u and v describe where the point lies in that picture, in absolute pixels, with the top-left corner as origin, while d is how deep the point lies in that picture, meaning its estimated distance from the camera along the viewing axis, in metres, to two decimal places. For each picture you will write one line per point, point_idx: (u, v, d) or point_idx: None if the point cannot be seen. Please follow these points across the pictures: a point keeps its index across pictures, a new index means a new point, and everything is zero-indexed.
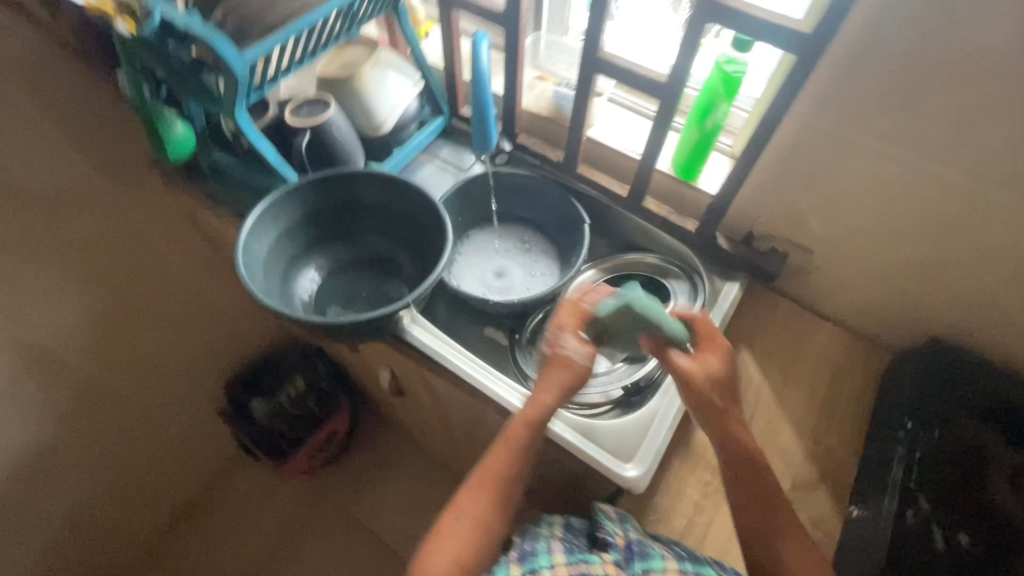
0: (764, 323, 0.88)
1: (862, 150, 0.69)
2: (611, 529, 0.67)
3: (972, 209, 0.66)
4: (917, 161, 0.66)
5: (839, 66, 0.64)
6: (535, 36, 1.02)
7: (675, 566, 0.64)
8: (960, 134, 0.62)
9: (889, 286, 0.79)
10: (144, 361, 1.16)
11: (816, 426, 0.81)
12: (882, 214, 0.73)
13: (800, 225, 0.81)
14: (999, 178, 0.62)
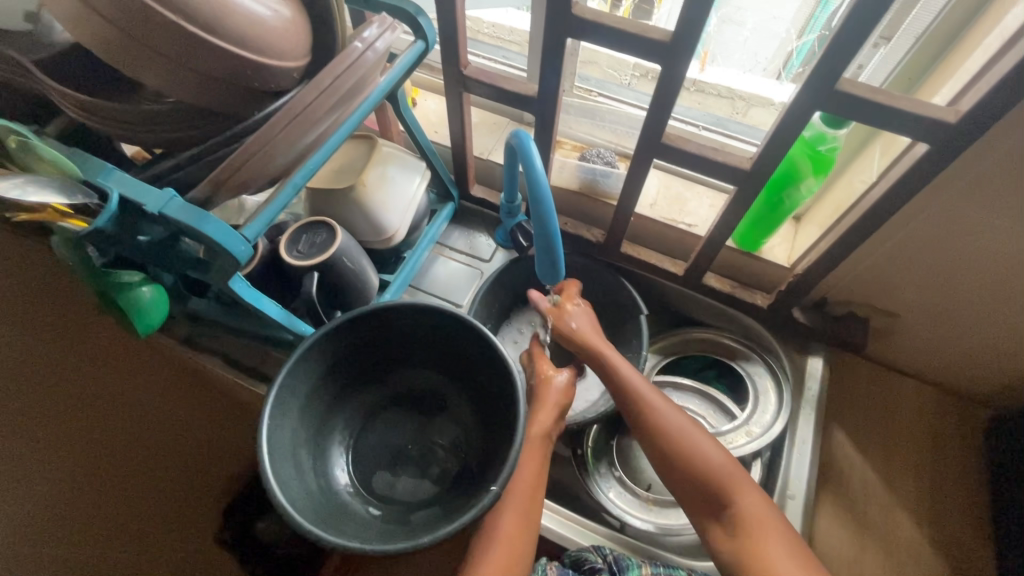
0: (850, 391, 0.81)
1: (983, 230, 0.59)
2: (592, 557, 0.65)
3: None
4: None
5: (968, 152, 0.54)
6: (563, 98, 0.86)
7: (652, 570, 0.63)
8: None
9: (988, 352, 0.72)
10: (118, 469, 0.83)
11: (933, 509, 0.74)
12: (992, 292, 0.65)
13: (890, 294, 0.73)
14: None
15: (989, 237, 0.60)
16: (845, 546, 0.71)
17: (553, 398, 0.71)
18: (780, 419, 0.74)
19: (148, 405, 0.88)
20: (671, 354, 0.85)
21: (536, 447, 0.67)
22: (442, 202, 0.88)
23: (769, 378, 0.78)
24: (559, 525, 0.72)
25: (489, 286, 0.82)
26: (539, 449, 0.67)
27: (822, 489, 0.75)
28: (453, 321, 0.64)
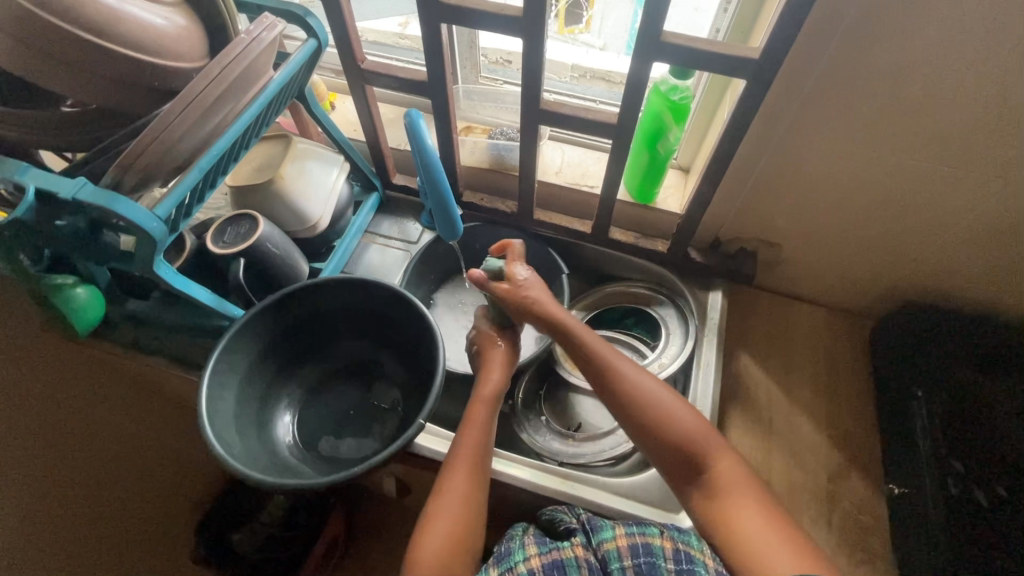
0: (751, 318, 0.91)
1: (818, 152, 0.69)
2: (565, 518, 0.63)
3: (920, 188, 0.68)
4: (864, 157, 0.68)
5: (789, 81, 0.63)
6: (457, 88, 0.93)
7: (625, 531, 0.57)
8: (896, 132, 0.64)
9: (856, 263, 0.82)
10: (79, 468, 0.79)
11: (830, 412, 0.82)
12: (839, 207, 0.75)
13: (767, 224, 0.83)
14: (934, 162, 0.65)
15: (825, 158, 0.70)
16: (754, 451, 0.79)
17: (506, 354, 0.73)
18: (687, 347, 0.83)
19: (104, 419, 0.83)
20: (591, 308, 0.93)
21: (484, 410, 0.68)
22: (367, 193, 0.95)
23: (678, 316, 0.87)
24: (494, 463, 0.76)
25: (416, 262, 0.89)
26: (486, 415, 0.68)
27: (731, 408, 0.83)
28: (384, 292, 0.72)
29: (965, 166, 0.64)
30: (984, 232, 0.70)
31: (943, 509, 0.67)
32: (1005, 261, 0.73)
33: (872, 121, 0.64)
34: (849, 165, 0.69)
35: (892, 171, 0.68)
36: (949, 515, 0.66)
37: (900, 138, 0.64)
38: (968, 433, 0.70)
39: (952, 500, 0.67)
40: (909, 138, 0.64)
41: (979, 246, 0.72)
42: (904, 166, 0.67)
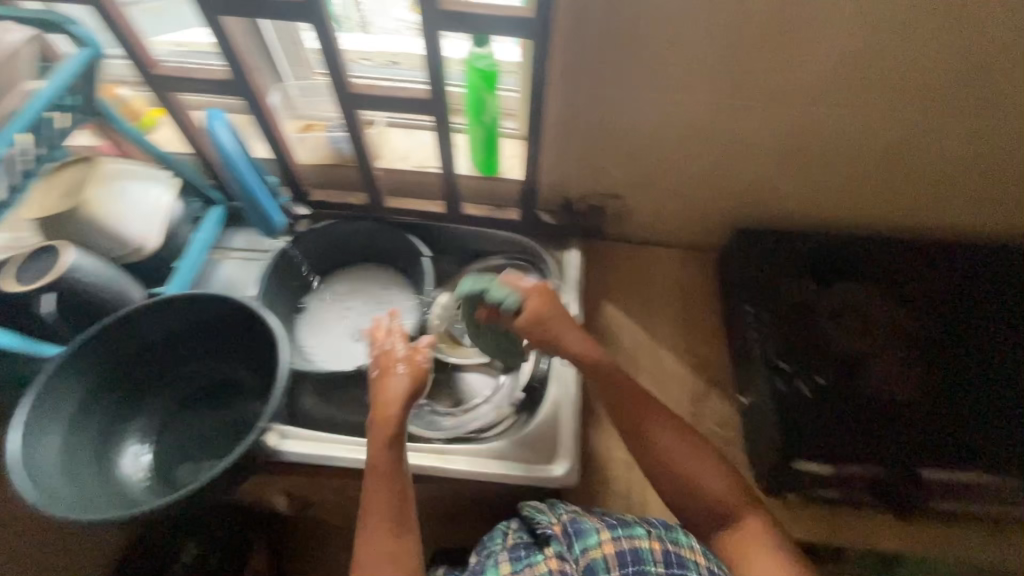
0: (611, 269, 0.95)
1: (620, 98, 0.74)
2: (542, 518, 0.56)
3: (714, 114, 0.76)
4: (661, 95, 0.74)
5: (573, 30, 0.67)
6: (282, 88, 0.90)
7: (611, 536, 0.52)
8: (677, 66, 0.70)
9: (687, 200, 0.89)
10: None
11: (690, 342, 0.88)
12: (657, 147, 0.81)
13: (604, 177, 0.87)
14: (716, 88, 0.72)
15: (629, 100, 0.75)
16: None
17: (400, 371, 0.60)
18: None
19: None
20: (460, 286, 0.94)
21: (382, 445, 0.57)
22: (208, 207, 0.89)
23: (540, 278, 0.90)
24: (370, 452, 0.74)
25: (269, 270, 0.86)
26: (390, 450, 0.57)
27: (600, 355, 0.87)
28: (224, 301, 0.70)
29: (740, 87, 0.72)
30: (774, 148, 0.79)
31: (778, 402, 0.71)
32: (799, 171, 0.82)
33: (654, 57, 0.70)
34: (651, 103, 0.75)
35: (687, 103, 0.75)
36: (783, 406, 0.71)
37: (682, 71, 0.71)
38: (798, 335, 0.78)
39: (791, 393, 0.72)
40: (688, 69, 0.70)
41: (774, 164, 0.81)
42: (693, 95, 0.74)
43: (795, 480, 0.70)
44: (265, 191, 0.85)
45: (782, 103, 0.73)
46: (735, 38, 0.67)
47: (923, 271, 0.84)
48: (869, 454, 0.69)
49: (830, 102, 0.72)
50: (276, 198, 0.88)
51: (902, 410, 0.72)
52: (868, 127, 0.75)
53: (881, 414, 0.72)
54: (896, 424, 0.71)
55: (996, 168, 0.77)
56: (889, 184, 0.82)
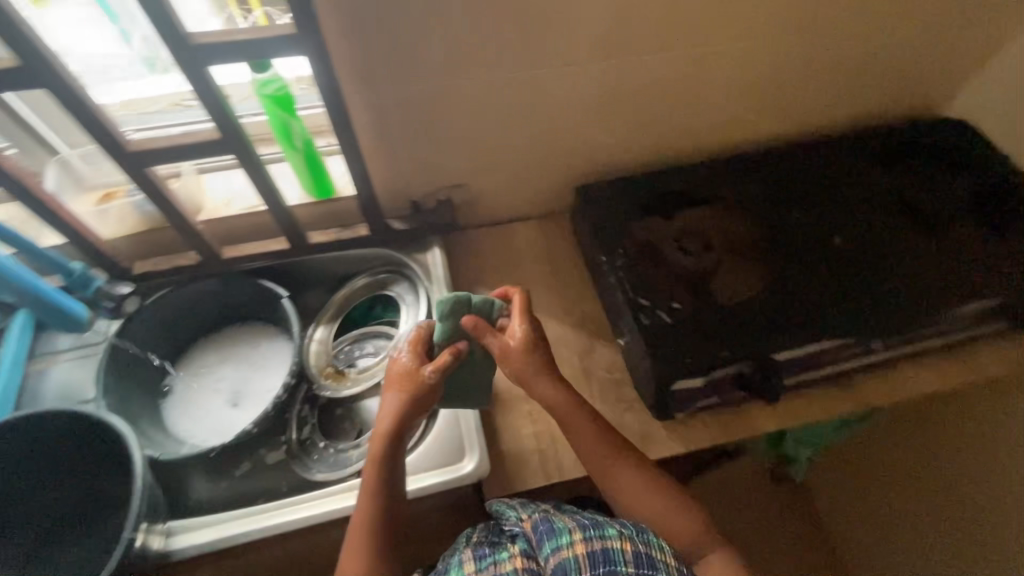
0: (477, 256, 0.97)
1: (421, 91, 0.75)
2: (516, 518, 0.66)
3: (516, 88, 0.78)
4: (459, 80, 0.75)
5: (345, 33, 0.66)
6: (57, 160, 0.79)
7: (581, 538, 0.59)
8: (463, 50, 0.72)
9: (525, 171, 0.92)
10: None
11: (567, 303, 0.92)
12: (476, 129, 0.83)
13: (439, 170, 0.88)
14: (508, 62, 0.74)
15: (429, 86, 0.75)
16: None
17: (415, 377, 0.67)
18: (424, 310, 0.86)
19: None
20: (334, 317, 0.91)
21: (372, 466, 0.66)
22: (10, 317, 0.81)
23: (410, 286, 0.90)
24: (278, 515, 0.72)
25: (104, 362, 0.77)
26: (378, 466, 0.66)
27: None
28: (67, 418, 0.68)
29: (529, 56, 0.75)
30: (578, 102, 0.83)
31: (645, 333, 0.77)
32: (612, 122, 0.87)
33: (435, 40, 0.69)
34: (450, 87, 0.76)
35: (483, 79, 0.76)
36: (651, 336, 0.77)
37: (469, 54, 0.72)
38: (651, 268, 0.84)
39: (656, 323, 0.78)
40: (470, 45, 0.71)
41: (584, 117, 0.86)
42: (486, 68, 0.74)
43: (675, 397, 0.77)
44: (46, 285, 0.77)
45: (573, 64, 0.77)
46: (506, 13, 0.69)
47: (745, 182, 0.93)
48: (733, 356, 0.76)
49: (614, 54, 0.77)
50: (67, 283, 0.80)
51: (752, 310, 0.80)
52: (653, 70, 0.81)
53: (734, 317, 0.79)
54: (749, 322, 0.78)
55: (768, 72, 0.86)
56: (693, 109, 0.89)
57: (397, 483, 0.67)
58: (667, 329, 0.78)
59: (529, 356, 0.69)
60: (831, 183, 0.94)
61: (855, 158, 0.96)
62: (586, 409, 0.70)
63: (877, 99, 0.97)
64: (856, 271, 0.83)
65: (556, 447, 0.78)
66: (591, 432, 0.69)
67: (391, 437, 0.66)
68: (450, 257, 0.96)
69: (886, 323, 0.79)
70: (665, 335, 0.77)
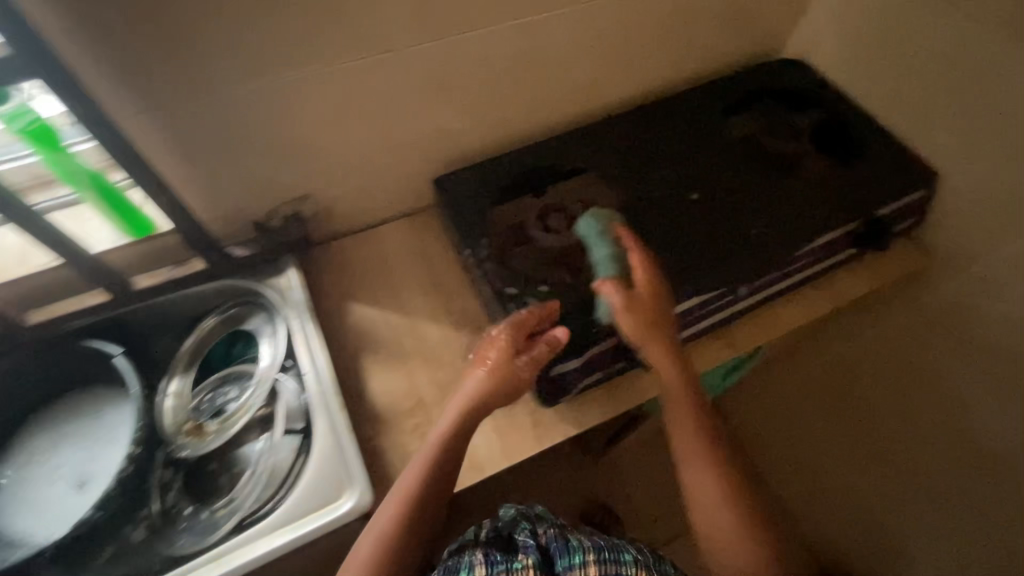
0: (343, 268, 0.90)
1: (213, 103, 0.67)
2: (525, 532, 0.70)
3: (326, 86, 0.72)
4: (254, 85, 0.68)
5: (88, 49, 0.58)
6: None
7: (598, 560, 0.64)
8: (245, 52, 0.64)
9: (373, 171, 0.86)
10: None
11: (446, 301, 0.88)
12: (298, 135, 0.76)
13: (272, 185, 0.80)
14: (305, 59, 0.68)
15: (218, 91, 0.66)
16: (400, 380, 0.80)
17: (505, 337, 0.70)
18: (285, 340, 0.79)
19: None
20: (188, 364, 0.80)
21: (433, 452, 0.67)
22: None
23: (266, 316, 0.82)
24: None
25: None
26: (435, 452, 0.68)
27: (362, 357, 0.82)
28: None
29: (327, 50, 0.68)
30: (405, 88, 0.76)
31: (517, 325, 0.74)
32: (452, 106, 0.82)
33: (204, 37, 0.61)
34: (246, 93, 0.68)
35: (282, 79, 0.68)
36: (523, 326, 0.74)
37: (255, 55, 0.65)
38: (518, 251, 0.81)
39: (526, 312, 0.75)
40: (251, 37, 0.63)
41: (418, 103, 0.79)
42: (280, 62, 0.67)
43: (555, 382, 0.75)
44: None
45: (382, 52, 0.71)
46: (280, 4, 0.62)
47: (606, 147, 0.92)
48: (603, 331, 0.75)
49: (426, 36, 0.72)
50: None
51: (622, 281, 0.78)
52: (477, 48, 0.77)
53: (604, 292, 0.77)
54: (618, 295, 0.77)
55: (599, 33, 0.84)
56: (535, 82, 0.86)
57: (451, 471, 0.68)
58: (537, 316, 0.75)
59: (651, 329, 0.71)
60: (689, 135, 0.93)
61: (710, 108, 0.96)
62: (695, 395, 0.73)
63: (718, 48, 0.98)
64: (716, 221, 0.85)
65: None
66: (688, 408, 0.72)
67: (462, 419, 0.69)
68: (313, 274, 0.89)
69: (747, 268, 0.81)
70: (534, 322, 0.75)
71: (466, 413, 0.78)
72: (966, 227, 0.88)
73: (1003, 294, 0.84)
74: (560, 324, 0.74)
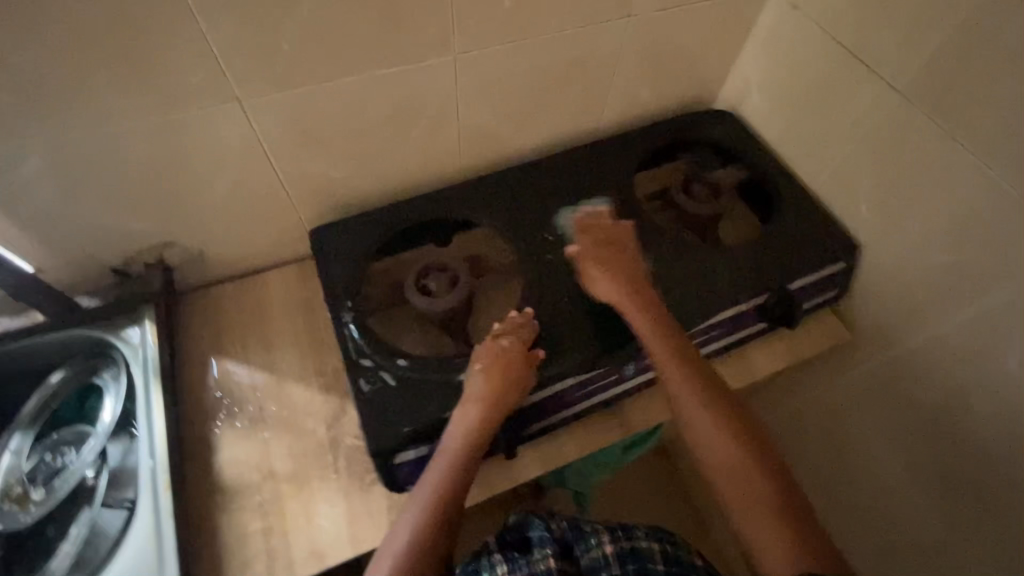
0: (217, 318, 0.84)
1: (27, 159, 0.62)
2: (532, 521, 0.66)
3: (162, 142, 0.65)
4: (74, 141, 0.62)
5: None
6: None
7: (612, 539, 0.61)
8: (51, 111, 0.58)
9: (244, 221, 0.79)
10: None
11: (321, 361, 0.81)
12: (144, 189, 0.70)
13: (124, 235, 0.74)
14: (127, 116, 0.62)
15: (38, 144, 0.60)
16: (254, 450, 0.74)
17: (509, 341, 0.69)
18: (127, 403, 0.74)
19: None
20: (25, 425, 0.74)
21: (479, 417, 0.65)
22: None
23: (114, 374, 0.76)
24: None
25: None
26: (484, 421, 0.64)
27: (217, 422, 0.76)
28: None
29: (152, 107, 0.62)
30: (270, 141, 0.70)
31: (365, 404, 0.66)
32: (325, 158, 0.75)
33: (0, 87, 0.55)
34: (66, 149, 0.62)
35: (105, 135, 0.62)
36: (371, 407, 0.66)
37: (64, 113, 0.59)
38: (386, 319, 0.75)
39: (379, 389, 0.68)
40: (52, 95, 0.57)
41: (284, 154, 0.72)
42: (109, 114, 0.61)
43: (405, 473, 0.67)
44: None
45: (220, 109, 0.65)
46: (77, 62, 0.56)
47: (506, 198, 0.85)
48: None
49: (272, 91, 0.65)
50: None
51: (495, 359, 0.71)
52: (341, 101, 0.69)
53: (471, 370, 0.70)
54: None
55: (492, 83, 0.76)
56: (424, 133, 0.78)
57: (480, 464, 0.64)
58: (392, 395, 0.67)
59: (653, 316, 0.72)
60: (598, 189, 0.87)
61: (622, 163, 0.90)
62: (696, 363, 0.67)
63: (641, 95, 0.90)
64: None
65: (284, 543, 0.68)
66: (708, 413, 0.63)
67: (485, 414, 0.65)
68: (182, 323, 0.83)
69: (636, 346, 0.73)
70: (388, 402, 0.67)
71: (317, 493, 0.71)
72: (898, 307, 0.79)
73: (919, 389, 0.78)
74: (415, 407, 0.66)
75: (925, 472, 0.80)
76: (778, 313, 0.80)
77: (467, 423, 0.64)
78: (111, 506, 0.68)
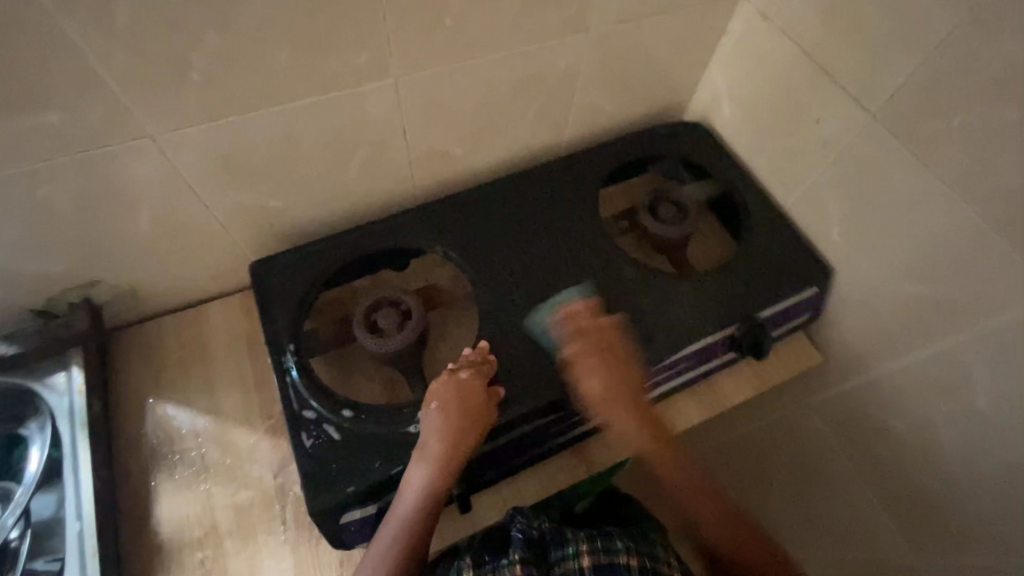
0: (155, 357, 0.79)
1: None
2: (517, 523, 0.64)
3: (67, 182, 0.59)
4: None
5: None
6: None
7: (590, 552, 0.62)
8: None
9: (176, 255, 0.73)
10: None
11: (267, 400, 0.77)
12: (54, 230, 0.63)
13: (40, 278, 0.68)
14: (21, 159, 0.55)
15: None
16: (195, 501, 0.70)
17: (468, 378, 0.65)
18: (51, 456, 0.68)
19: None
20: None
21: (441, 468, 0.61)
22: None
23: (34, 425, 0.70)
24: None
25: None
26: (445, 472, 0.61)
27: (155, 471, 0.72)
28: None
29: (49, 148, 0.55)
30: (195, 174, 0.64)
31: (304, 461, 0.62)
32: (259, 188, 0.69)
33: None
34: None
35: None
36: (311, 463, 0.62)
37: None
38: None
39: (321, 442, 0.63)
40: None
41: (212, 187, 0.66)
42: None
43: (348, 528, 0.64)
44: None
45: (130, 145, 0.58)
46: None
47: (462, 223, 0.79)
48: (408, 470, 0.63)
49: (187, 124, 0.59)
50: None
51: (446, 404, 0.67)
52: (269, 130, 0.63)
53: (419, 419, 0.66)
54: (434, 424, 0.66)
55: (439, 103, 0.70)
56: (368, 158, 0.73)
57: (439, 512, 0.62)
58: (334, 449, 0.63)
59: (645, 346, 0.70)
60: (561, 210, 0.82)
61: (588, 182, 0.84)
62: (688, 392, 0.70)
63: (606, 108, 0.85)
64: None
65: None
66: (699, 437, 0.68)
67: (447, 462, 0.61)
68: (117, 363, 0.78)
69: None
70: (330, 457, 0.63)
71: (260, 546, 0.68)
72: (870, 334, 0.76)
73: (889, 419, 0.76)
74: (358, 462, 0.63)
75: (893, 498, 0.78)
76: (748, 345, 0.76)
77: (425, 470, 0.61)
78: (39, 570, 0.63)
